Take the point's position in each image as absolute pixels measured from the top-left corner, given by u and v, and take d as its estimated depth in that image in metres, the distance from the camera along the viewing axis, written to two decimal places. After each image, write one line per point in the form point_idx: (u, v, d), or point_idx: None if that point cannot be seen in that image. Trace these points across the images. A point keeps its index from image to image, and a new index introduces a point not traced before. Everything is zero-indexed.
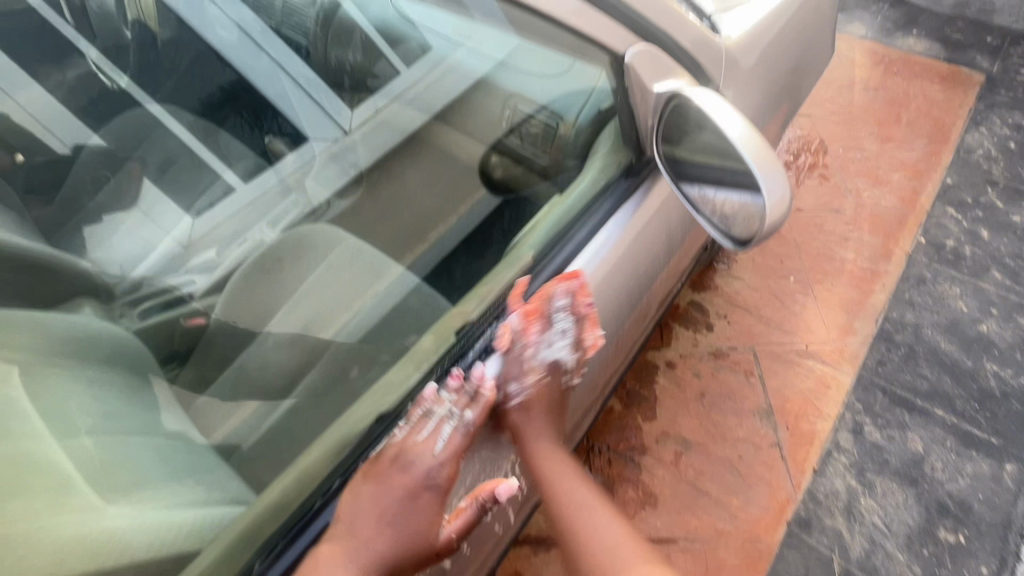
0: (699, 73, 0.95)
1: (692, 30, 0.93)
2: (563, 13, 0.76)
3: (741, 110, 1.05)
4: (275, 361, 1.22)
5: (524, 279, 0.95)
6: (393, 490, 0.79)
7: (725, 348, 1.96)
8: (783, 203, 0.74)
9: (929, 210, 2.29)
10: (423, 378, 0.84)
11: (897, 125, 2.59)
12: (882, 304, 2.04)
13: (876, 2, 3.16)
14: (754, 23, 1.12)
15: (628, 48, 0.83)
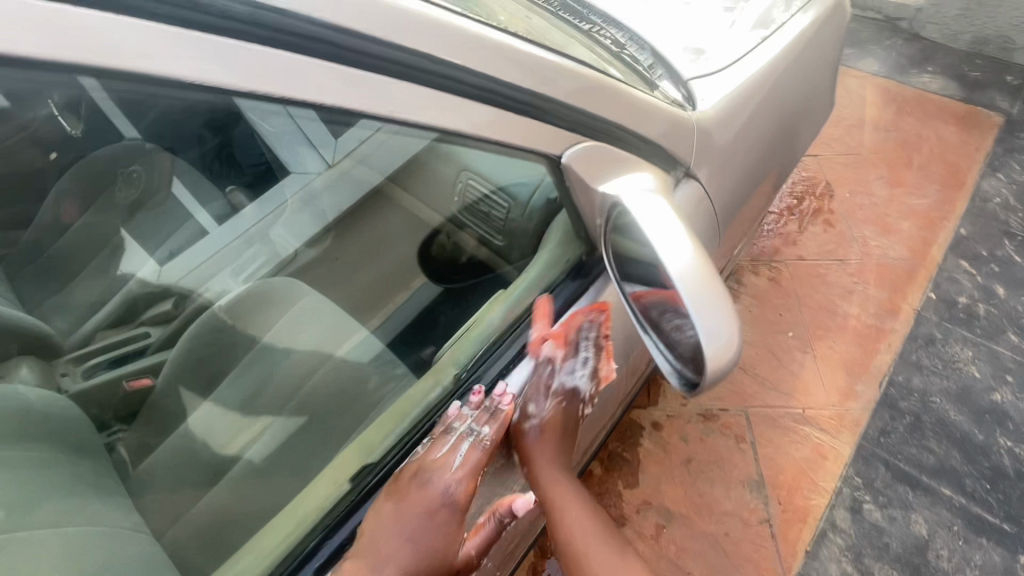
0: (661, 158, 0.88)
1: (653, 112, 0.86)
2: (496, 119, 0.68)
3: (716, 190, 1.00)
4: (222, 432, 1.14)
5: (472, 374, 0.88)
6: (412, 506, 0.83)
7: (715, 409, 1.84)
8: (720, 358, 0.65)
9: (942, 263, 2.16)
10: (441, 403, 0.86)
11: (908, 169, 2.46)
12: (887, 365, 1.91)
13: (889, 37, 3.04)
14: (735, 92, 1.06)
15: (564, 151, 0.76)
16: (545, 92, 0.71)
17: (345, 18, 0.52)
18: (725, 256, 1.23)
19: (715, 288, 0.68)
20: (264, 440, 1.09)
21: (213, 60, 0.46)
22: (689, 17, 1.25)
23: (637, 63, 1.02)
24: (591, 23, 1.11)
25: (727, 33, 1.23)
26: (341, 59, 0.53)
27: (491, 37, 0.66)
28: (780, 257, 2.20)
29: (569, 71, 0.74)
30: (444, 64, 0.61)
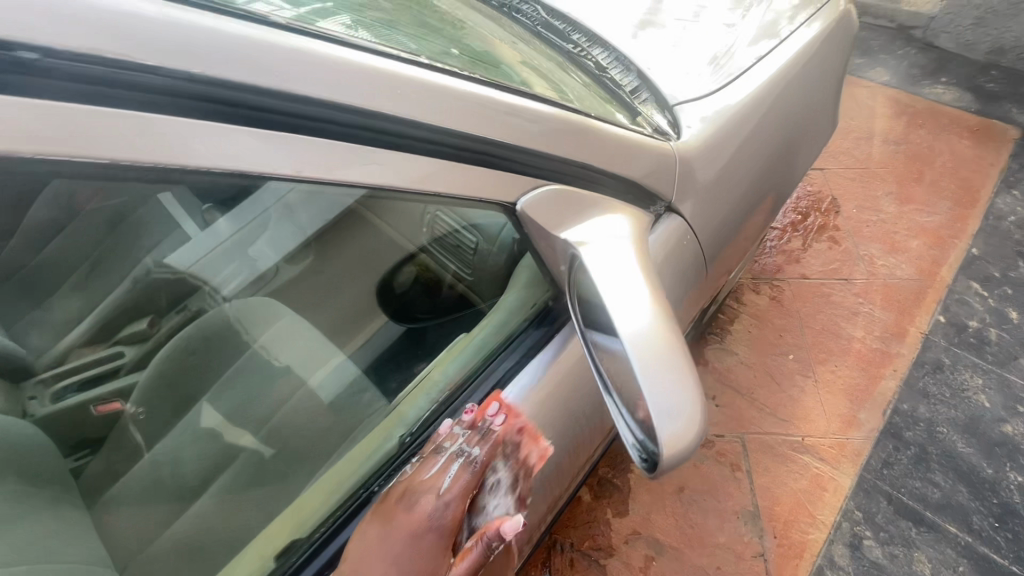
0: (641, 191, 0.83)
1: (629, 144, 0.81)
2: (454, 170, 0.63)
3: (700, 222, 0.95)
4: (189, 463, 1.00)
5: (419, 434, 0.85)
6: (398, 530, 0.77)
7: (710, 435, 1.78)
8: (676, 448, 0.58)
9: (951, 284, 2.08)
10: (391, 459, 0.83)
11: (918, 184, 2.38)
12: (891, 393, 1.83)
13: (902, 46, 2.95)
14: (725, 117, 1.01)
15: (529, 190, 0.70)
16: (508, 141, 0.66)
17: (252, 76, 0.48)
18: (715, 285, 1.18)
19: (673, 360, 0.62)
20: (236, 467, 0.97)
21: (93, 133, 0.42)
22: (682, 30, 1.19)
23: (619, 87, 0.99)
24: (575, 42, 1.08)
25: (723, 48, 1.17)
26: (251, 122, 0.49)
27: (436, 81, 0.61)
28: (782, 275, 2.13)
29: (528, 111, 0.68)
30: (377, 116, 0.56)
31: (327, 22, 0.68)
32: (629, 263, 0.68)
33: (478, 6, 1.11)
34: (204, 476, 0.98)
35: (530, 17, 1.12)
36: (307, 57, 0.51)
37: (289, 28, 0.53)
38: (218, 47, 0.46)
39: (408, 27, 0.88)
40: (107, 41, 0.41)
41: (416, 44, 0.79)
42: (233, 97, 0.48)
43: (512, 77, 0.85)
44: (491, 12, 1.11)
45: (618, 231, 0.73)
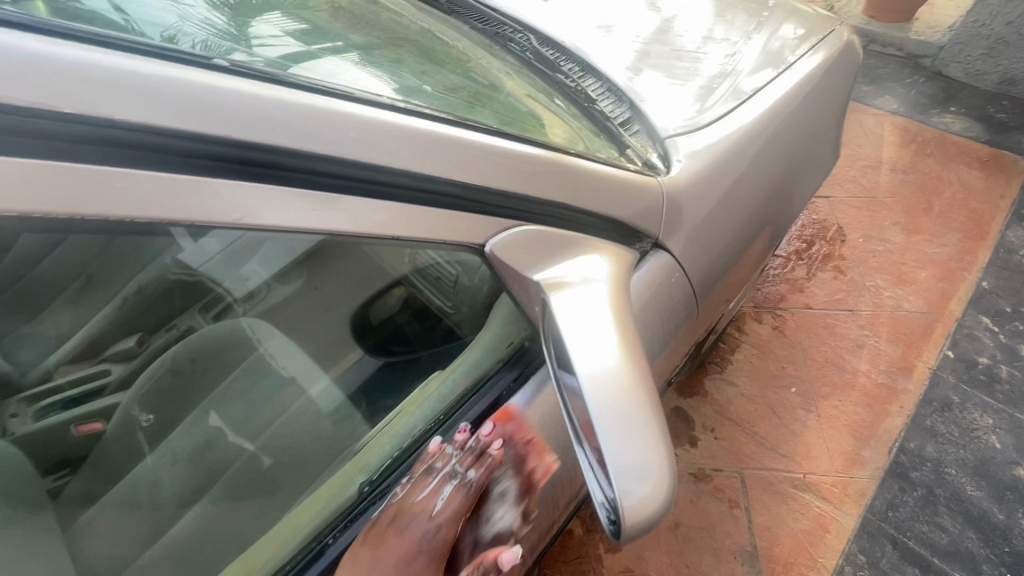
0: (627, 228, 0.81)
1: (614, 181, 0.78)
2: (431, 213, 0.61)
3: (692, 259, 0.93)
4: (172, 484, 0.99)
5: (385, 476, 0.85)
6: (387, 560, 0.75)
7: (708, 469, 1.72)
8: (642, 513, 0.55)
9: (961, 318, 2.03)
10: (362, 495, 0.83)
11: (927, 215, 2.33)
12: (897, 430, 1.77)
13: (910, 75, 2.93)
14: (717, 151, 0.99)
15: (502, 232, 0.68)
16: (491, 185, 0.64)
17: (208, 125, 0.46)
18: (708, 319, 1.15)
19: (639, 414, 0.58)
20: (219, 488, 0.97)
21: (23, 185, 0.39)
22: (679, 59, 1.18)
23: (608, 118, 0.97)
24: (567, 71, 1.07)
25: (721, 78, 1.15)
26: (203, 171, 0.46)
27: (409, 121, 0.59)
28: (785, 305, 2.08)
29: (509, 153, 0.66)
30: (344, 161, 0.53)
31: (325, 65, 0.71)
32: (600, 307, 0.66)
33: (471, 37, 1.12)
34: (180, 507, 0.96)
35: (523, 44, 1.12)
36: (272, 104, 0.49)
37: (254, 75, 0.51)
38: (174, 96, 0.44)
39: (398, 59, 0.88)
40: (50, 90, 0.39)
41: (412, 79, 0.81)
42: (186, 146, 0.45)
43: (498, 108, 0.83)
44: (484, 41, 1.12)
45: (592, 273, 0.71)
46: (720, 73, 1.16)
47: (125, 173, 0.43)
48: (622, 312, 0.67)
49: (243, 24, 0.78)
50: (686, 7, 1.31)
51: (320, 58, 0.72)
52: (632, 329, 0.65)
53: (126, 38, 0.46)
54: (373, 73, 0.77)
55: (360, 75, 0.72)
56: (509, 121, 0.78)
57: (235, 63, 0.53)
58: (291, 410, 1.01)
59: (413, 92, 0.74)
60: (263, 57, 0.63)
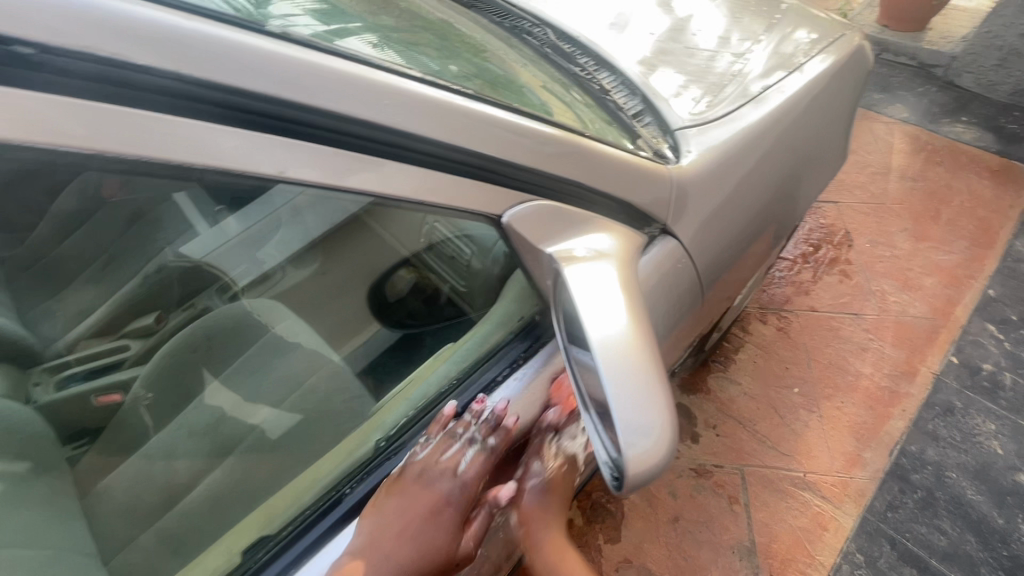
0: (637, 214, 0.84)
1: (624, 163, 0.81)
2: (453, 185, 0.65)
3: (699, 246, 0.95)
4: (186, 455, 1.00)
5: (400, 436, 0.89)
6: (409, 508, 0.85)
7: (709, 465, 1.74)
8: (645, 464, 0.58)
9: (966, 324, 2.04)
10: (378, 452, 0.87)
11: (935, 222, 2.34)
12: (899, 433, 1.78)
13: (922, 84, 2.95)
14: (727, 143, 1.01)
15: (514, 205, 0.70)
16: (509, 160, 0.68)
17: (244, 79, 0.48)
18: (711, 311, 1.18)
19: (644, 372, 0.61)
20: (229, 463, 0.97)
21: (94, 127, 0.43)
22: (691, 58, 1.20)
23: (620, 109, 1.00)
24: (582, 65, 1.10)
25: (733, 76, 1.17)
26: (243, 124, 0.50)
27: (431, 92, 0.61)
28: (790, 307, 2.10)
29: (527, 130, 0.70)
30: (366, 124, 0.56)
31: (351, 40, 0.73)
32: (610, 277, 0.69)
33: (488, 28, 1.15)
34: (194, 472, 0.98)
35: (537, 39, 1.15)
36: (303, 64, 0.52)
37: (286, 37, 0.53)
38: (211, 50, 0.47)
39: (426, 47, 0.91)
40: (101, 39, 0.42)
41: (431, 64, 0.83)
42: (222, 98, 0.48)
43: (514, 95, 0.86)
44: (502, 33, 1.15)
45: (602, 248, 0.74)
46: (732, 72, 1.19)
47: (168, 120, 0.46)
48: (631, 282, 0.70)
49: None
50: (699, 9, 1.34)
51: (341, 36, 0.74)
52: (640, 298, 0.68)
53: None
54: (392, 54, 0.78)
55: (381, 54, 0.73)
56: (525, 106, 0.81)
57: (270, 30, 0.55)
58: (310, 380, 1.02)
59: (436, 74, 0.76)
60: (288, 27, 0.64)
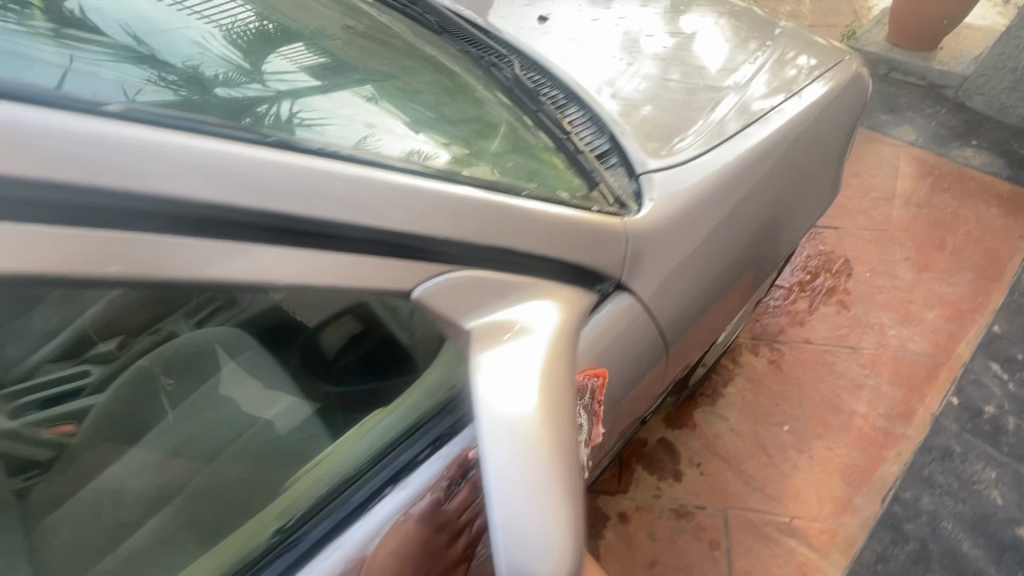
0: (585, 275, 0.79)
1: (580, 225, 0.77)
2: (361, 260, 0.60)
3: (661, 300, 0.89)
4: (135, 493, 0.82)
5: (298, 527, 0.74)
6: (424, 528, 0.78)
7: (691, 506, 1.67)
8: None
9: (968, 363, 1.94)
10: (266, 551, 0.73)
11: (939, 252, 2.25)
12: (892, 478, 1.70)
13: (931, 105, 2.85)
14: (699, 188, 0.95)
15: (434, 276, 0.66)
16: (430, 231, 0.63)
17: (223, 190, 0.50)
18: (684, 360, 1.12)
19: (544, 472, 0.55)
20: (182, 499, 0.82)
21: None
22: (669, 89, 1.16)
23: (582, 151, 0.95)
24: (550, 98, 1.05)
25: (710, 112, 1.13)
26: (101, 222, 0.45)
27: (393, 180, 0.62)
28: (784, 337, 2.02)
29: (453, 198, 0.66)
30: (334, 222, 0.57)
31: (343, 113, 0.82)
32: (534, 352, 0.64)
33: (458, 55, 1.12)
34: None
35: (504, 71, 1.09)
36: (280, 169, 0.53)
37: (273, 144, 0.56)
38: (194, 166, 0.48)
39: (429, 94, 0.98)
40: (90, 166, 0.44)
41: (430, 113, 0.93)
42: (201, 209, 0.49)
43: (483, 151, 0.89)
44: (464, 61, 1.11)
45: (531, 319, 0.68)
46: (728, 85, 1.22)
47: (103, 237, 0.45)
48: (558, 357, 0.64)
49: (257, 53, 0.91)
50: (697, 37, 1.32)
51: (329, 92, 0.86)
52: (563, 378, 0.63)
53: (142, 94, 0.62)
54: (386, 107, 0.89)
55: (364, 112, 0.85)
56: (468, 159, 0.85)
57: (230, 114, 0.67)
58: (258, 423, 0.87)
59: (413, 127, 0.87)
60: (268, 99, 0.77)
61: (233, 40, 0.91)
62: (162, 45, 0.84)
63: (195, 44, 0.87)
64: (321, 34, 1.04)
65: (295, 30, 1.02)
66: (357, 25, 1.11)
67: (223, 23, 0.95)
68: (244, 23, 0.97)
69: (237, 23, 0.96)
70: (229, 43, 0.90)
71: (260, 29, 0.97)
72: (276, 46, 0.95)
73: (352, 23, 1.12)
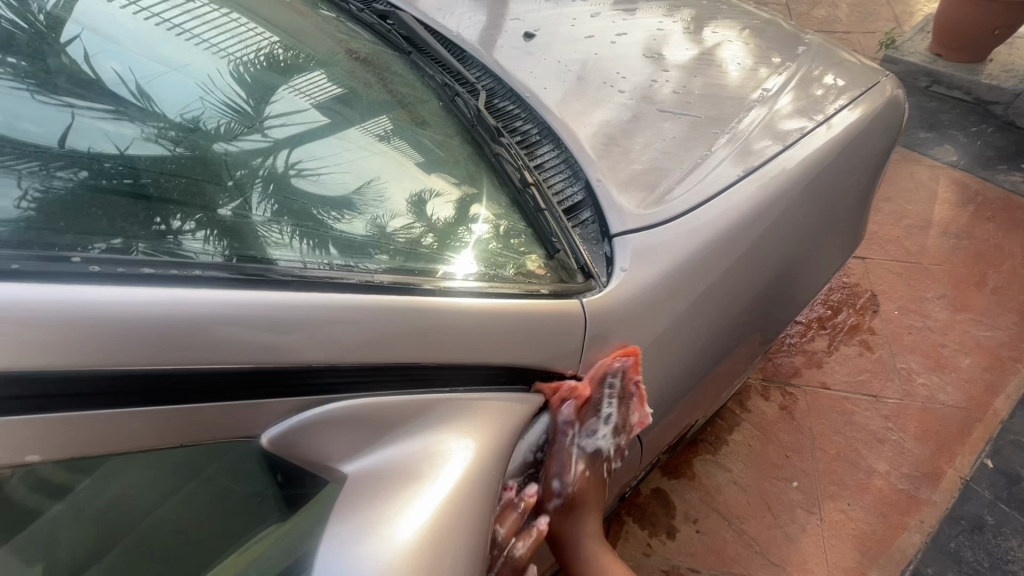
0: (522, 368, 0.79)
1: (504, 337, 0.75)
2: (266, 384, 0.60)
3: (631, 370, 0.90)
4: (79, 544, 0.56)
5: None
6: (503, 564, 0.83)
7: (684, 569, 1.51)
8: None
9: (1006, 421, 1.75)
10: None
11: (978, 290, 2.04)
12: (913, 550, 1.53)
13: (977, 123, 2.61)
14: (681, 257, 0.90)
15: (290, 417, 0.63)
16: (329, 352, 0.62)
17: (146, 352, 0.53)
18: (677, 413, 1.09)
19: None
20: (122, 549, 0.59)
21: None
22: (664, 126, 1.04)
23: (547, 207, 0.91)
24: (523, 135, 1.02)
25: (708, 151, 1.01)
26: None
27: (304, 300, 0.61)
28: (798, 380, 1.84)
29: (360, 308, 0.64)
30: (244, 365, 0.58)
31: (328, 165, 0.86)
32: (427, 497, 0.67)
33: (447, 84, 1.09)
34: None
35: (467, 104, 1.05)
36: (235, 310, 0.57)
37: (240, 278, 0.60)
38: (114, 329, 0.51)
39: (436, 131, 1.01)
40: (27, 351, 0.48)
41: (439, 151, 0.97)
42: (121, 372, 0.52)
43: (463, 206, 0.90)
44: (432, 94, 1.08)
45: (428, 463, 0.69)
46: (755, 98, 1.13)
47: None
48: (470, 492, 0.70)
49: (263, 92, 0.97)
50: (702, 64, 1.19)
51: (338, 132, 0.93)
52: (446, 533, 0.66)
53: (149, 167, 0.73)
54: (396, 146, 0.95)
55: (360, 156, 0.90)
56: (465, 202, 0.90)
57: (226, 179, 0.77)
58: (201, 478, 0.61)
59: (424, 168, 0.92)
60: (271, 149, 0.85)
61: (240, 81, 0.97)
62: (167, 93, 0.89)
63: (200, 87, 0.93)
64: (330, 62, 1.09)
65: (305, 63, 1.07)
66: (362, 54, 1.14)
67: (236, 62, 1.01)
68: (253, 61, 1.03)
69: (250, 61, 1.03)
70: (236, 83, 0.97)
71: (270, 64, 1.04)
72: (290, 79, 1.02)
73: (356, 49, 1.15)
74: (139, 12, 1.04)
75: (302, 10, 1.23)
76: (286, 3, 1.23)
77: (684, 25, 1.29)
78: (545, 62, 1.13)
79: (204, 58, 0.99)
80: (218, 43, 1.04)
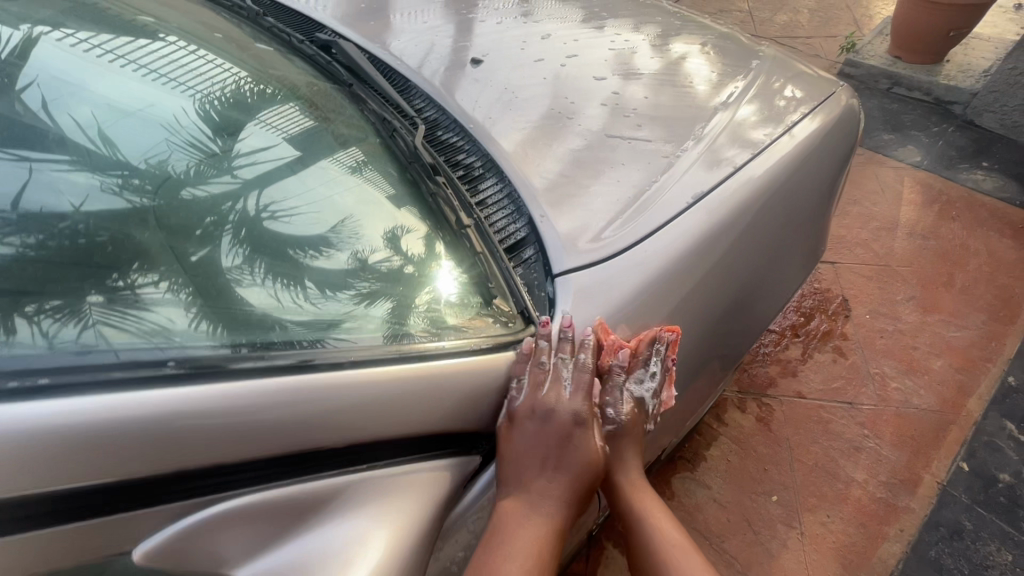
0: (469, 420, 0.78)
1: (445, 398, 0.74)
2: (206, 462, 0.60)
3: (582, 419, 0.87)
4: None
5: None
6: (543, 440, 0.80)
7: None
8: None
9: (980, 421, 1.76)
10: None
11: (947, 290, 2.06)
12: (894, 561, 1.51)
13: (938, 123, 2.65)
14: (631, 289, 0.88)
15: (170, 527, 0.61)
16: (262, 427, 0.62)
17: (66, 473, 0.54)
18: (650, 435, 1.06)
19: None
20: None
21: None
22: (616, 151, 1.02)
23: (485, 250, 0.88)
24: (465, 168, 0.99)
25: (662, 174, 1.00)
26: None
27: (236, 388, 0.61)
28: (774, 391, 1.83)
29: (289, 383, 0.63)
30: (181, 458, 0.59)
31: (299, 202, 0.84)
32: None
33: (393, 117, 1.07)
34: None
35: (404, 140, 1.02)
36: (176, 411, 0.57)
37: (188, 369, 0.60)
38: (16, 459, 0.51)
39: (393, 163, 0.98)
40: None
41: (407, 182, 0.95)
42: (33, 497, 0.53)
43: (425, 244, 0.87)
44: (382, 125, 1.05)
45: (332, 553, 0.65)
46: (714, 106, 1.13)
47: None
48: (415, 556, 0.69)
49: (230, 128, 0.94)
50: (657, 82, 1.17)
51: (306, 167, 0.91)
52: None
53: (110, 220, 0.70)
54: (369, 175, 0.94)
55: (332, 189, 0.88)
56: (437, 237, 0.89)
57: (194, 228, 0.75)
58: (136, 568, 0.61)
59: (395, 202, 0.91)
60: (240, 191, 0.82)
61: (206, 118, 0.94)
62: (128, 137, 0.85)
63: (163, 128, 0.89)
64: (296, 96, 1.07)
65: (273, 96, 1.05)
66: (317, 87, 1.12)
67: (201, 99, 0.97)
68: (217, 97, 0.99)
69: (218, 98, 0.99)
70: (202, 121, 0.93)
71: (236, 100, 1.01)
72: (257, 113, 1.00)
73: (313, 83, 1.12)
74: (88, 49, 0.98)
75: (248, 44, 1.19)
76: (237, 40, 1.19)
77: (640, 41, 1.28)
78: (496, 88, 1.11)
79: (170, 97, 0.95)
80: (183, 81, 1.00)
